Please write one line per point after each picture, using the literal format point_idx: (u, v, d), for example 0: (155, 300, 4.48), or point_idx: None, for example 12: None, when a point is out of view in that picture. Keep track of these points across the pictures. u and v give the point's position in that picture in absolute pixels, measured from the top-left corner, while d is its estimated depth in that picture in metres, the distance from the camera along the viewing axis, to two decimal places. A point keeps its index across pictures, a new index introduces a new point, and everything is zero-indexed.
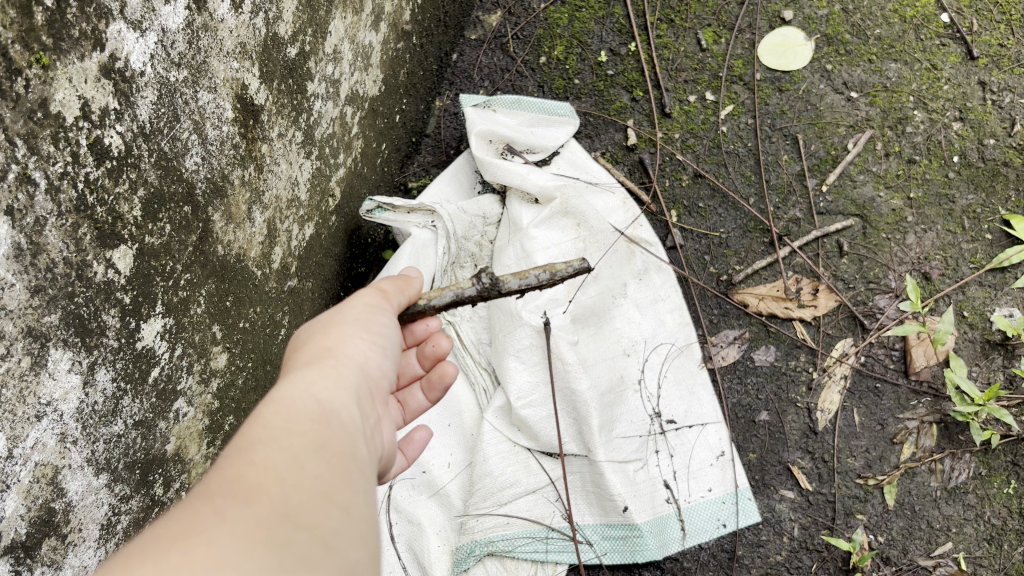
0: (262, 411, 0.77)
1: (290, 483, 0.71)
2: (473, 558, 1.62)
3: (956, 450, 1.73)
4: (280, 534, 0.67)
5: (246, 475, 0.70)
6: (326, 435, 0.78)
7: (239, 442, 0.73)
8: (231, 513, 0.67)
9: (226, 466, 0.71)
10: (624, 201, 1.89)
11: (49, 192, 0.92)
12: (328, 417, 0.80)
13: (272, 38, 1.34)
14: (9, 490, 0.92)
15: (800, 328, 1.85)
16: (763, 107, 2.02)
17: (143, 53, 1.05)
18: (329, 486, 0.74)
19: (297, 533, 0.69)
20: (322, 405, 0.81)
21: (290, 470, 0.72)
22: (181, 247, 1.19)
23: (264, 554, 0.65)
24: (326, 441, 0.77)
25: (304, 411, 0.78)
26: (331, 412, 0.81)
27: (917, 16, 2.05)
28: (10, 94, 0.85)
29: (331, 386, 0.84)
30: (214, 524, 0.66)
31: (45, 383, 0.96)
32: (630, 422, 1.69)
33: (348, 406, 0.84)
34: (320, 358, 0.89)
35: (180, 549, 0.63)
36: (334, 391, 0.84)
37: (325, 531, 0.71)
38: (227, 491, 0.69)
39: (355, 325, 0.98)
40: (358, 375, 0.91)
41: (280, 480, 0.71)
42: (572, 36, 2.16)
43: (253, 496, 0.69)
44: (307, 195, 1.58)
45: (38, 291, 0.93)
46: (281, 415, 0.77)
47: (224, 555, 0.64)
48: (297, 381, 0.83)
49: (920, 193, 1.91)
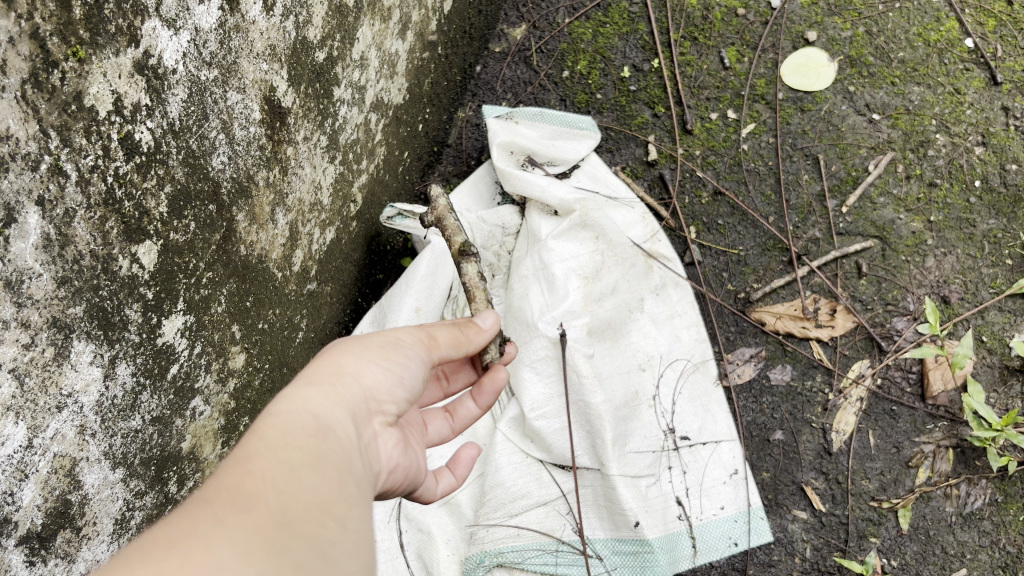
0: (260, 424, 0.78)
1: (283, 493, 0.73)
2: (482, 569, 1.61)
3: (972, 475, 1.72)
4: (273, 540, 0.69)
5: (242, 485, 0.72)
6: (322, 446, 0.79)
7: (237, 452, 0.75)
8: (227, 519, 0.69)
9: (224, 474, 0.73)
10: (643, 215, 1.87)
11: (79, 184, 0.94)
12: (323, 431, 0.81)
13: (302, 42, 1.35)
14: (27, 480, 0.93)
15: (817, 348, 1.84)
16: (785, 127, 2.02)
17: (176, 51, 1.06)
18: (321, 496, 0.75)
19: (291, 539, 0.71)
20: (317, 418, 0.81)
21: (286, 480, 0.74)
22: (205, 245, 1.20)
23: (263, 558, 0.68)
24: (322, 453, 0.79)
25: (301, 427, 0.79)
26: (327, 429, 0.81)
27: (941, 40, 2.06)
28: (46, 85, 0.87)
29: (326, 404, 0.84)
30: (211, 530, 0.68)
31: (67, 374, 0.97)
32: (643, 437, 1.69)
33: (345, 420, 0.85)
34: (327, 376, 0.88)
35: (180, 550, 0.65)
36: (329, 406, 0.84)
37: (318, 539, 0.73)
38: (225, 497, 0.70)
39: (376, 345, 0.95)
40: (360, 395, 0.89)
41: (274, 489, 0.72)
42: (596, 51, 2.17)
43: (248, 505, 0.70)
44: (329, 200, 1.59)
45: (64, 282, 0.94)
46: (277, 428, 0.78)
47: (221, 559, 0.66)
48: (295, 397, 0.83)
49: (940, 216, 1.91)
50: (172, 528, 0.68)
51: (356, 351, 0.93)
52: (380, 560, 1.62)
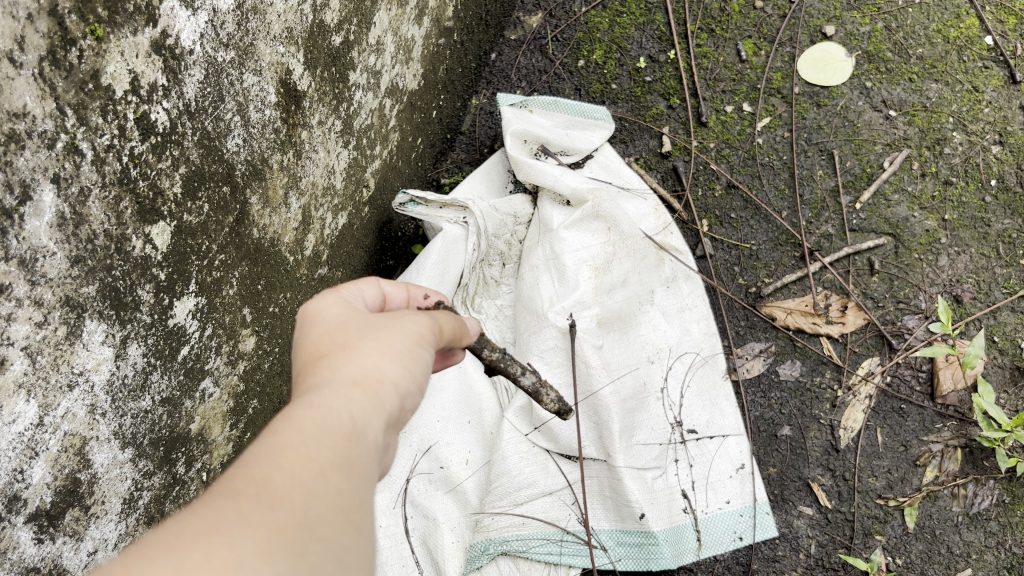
0: (294, 416, 0.71)
1: (313, 496, 0.66)
2: (487, 557, 1.61)
3: (981, 476, 1.70)
4: (298, 543, 0.63)
5: (273, 478, 0.65)
6: (356, 453, 0.72)
7: (270, 442, 0.68)
8: (253, 514, 0.62)
9: (254, 462, 0.66)
10: (655, 207, 1.87)
11: (95, 163, 0.94)
12: (359, 436, 0.73)
13: (318, 25, 1.35)
14: (37, 457, 0.93)
15: (827, 344, 1.83)
16: (800, 121, 2.01)
17: (193, 32, 1.06)
18: (350, 504, 0.68)
19: (314, 543, 0.64)
20: (355, 421, 0.74)
21: (318, 483, 0.67)
22: (218, 228, 1.20)
23: (282, 560, 0.61)
24: (356, 459, 0.71)
25: (336, 428, 0.72)
26: (362, 434, 0.74)
27: (960, 37, 2.04)
28: (64, 64, 0.87)
29: (365, 406, 0.77)
30: (237, 524, 0.61)
31: (78, 353, 0.97)
32: (651, 430, 1.67)
33: (379, 426, 0.77)
34: (364, 374, 0.80)
35: (202, 544, 0.59)
36: (368, 409, 0.77)
37: (339, 550, 0.66)
38: (252, 491, 0.63)
39: (406, 349, 0.87)
40: (395, 400, 0.82)
41: (306, 490, 0.66)
42: (612, 41, 2.16)
43: (278, 502, 0.64)
44: (342, 185, 1.58)
45: (77, 262, 0.94)
46: (313, 424, 0.71)
47: (242, 558, 0.59)
48: (333, 394, 0.76)
49: (954, 215, 1.89)
50: (193, 515, 0.61)
51: (389, 347, 0.86)
52: (384, 547, 1.62)
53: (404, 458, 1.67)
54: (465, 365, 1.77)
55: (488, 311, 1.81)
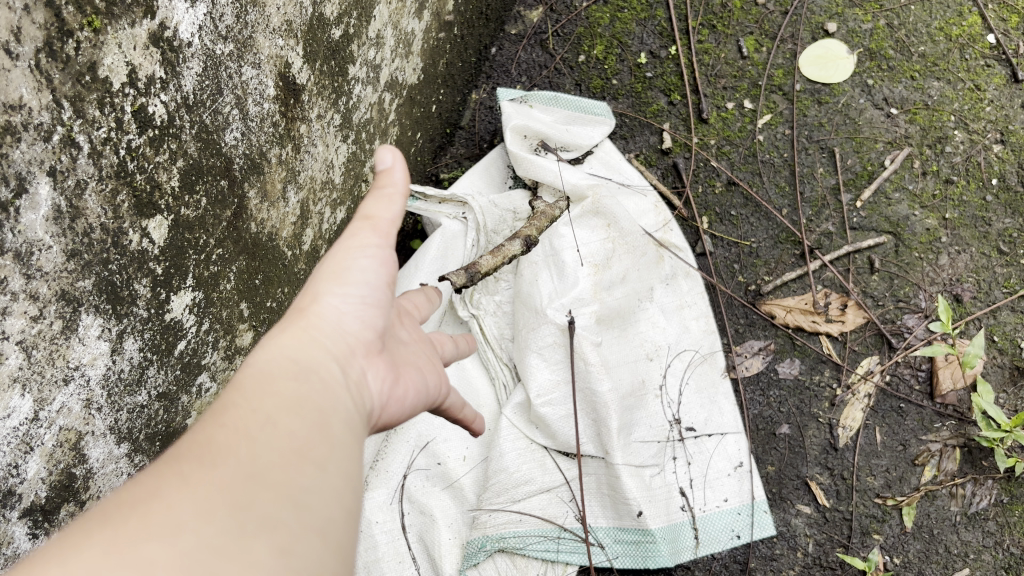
0: (234, 380, 0.77)
1: (255, 448, 0.71)
2: (484, 553, 1.59)
3: (979, 476, 1.70)
4: (240, 495, 0.68)
5: (213, 439, 0.71)
6: (300, 399, 0.76)
7: (208, 413, 0.75)
8: (189, 476, 0.68)
9: (198, 432, 0.73)
10: (655, 204, 1.87)
11: (91, 157, 0.93)
12: (301, 379, 0.78)
13: (318, 18, 1.34)
14: (32, 452, 0.93)
15: (827, 343, 1.82)
16: (801, 119, 2.00)
17: (192, 24, 1.05)
18: (298, 445, 0.73)
19: (261, 497, 0.68)
20: (294, 367, 0.79)
21: (260, 433, 0.72)
22: (216, 222, 1.19)
23: (227, 512, 0.66)
24: (300, 404, 0.76)
25: (276, 383, 0.77)
26: (304, 377, 0.78)
27: (962, 35, 2.04)
28: (60, 55, 0.86)
29: (303, 348, 0.81)
30: (174, 491, 0.67)
31: (74, 348, 0.96)
32: (649, 427, 1.67)
33: (326, 359, 0.81)
34: (300, 320, 0.84)
35: (142, 510, 0.65)
36: (308, 350, 0.81)
37: (295, 488, 0.71)
38: (193, 458, 0.70)
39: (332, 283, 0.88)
40: (337, 334, 0.84)
41: (247, 445, 0.71)
42: (613, 36, 2.15)
43: (217, 460, 0.70)
44: (341, 179, 1.57)
45: (73, 255, 0.93)
46: (248, 385, 0.76)
47: (181, 518, 0.65)
48: (270, 348, 0.80)
49: (955, 214, 1.89)
50: (138, 486, 0.68)
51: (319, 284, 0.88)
52: (380, 543, 1.61)
53: (401, 453, 1.67)
54: (463, 361, 1.77)
55: (485, 307, 1.79)
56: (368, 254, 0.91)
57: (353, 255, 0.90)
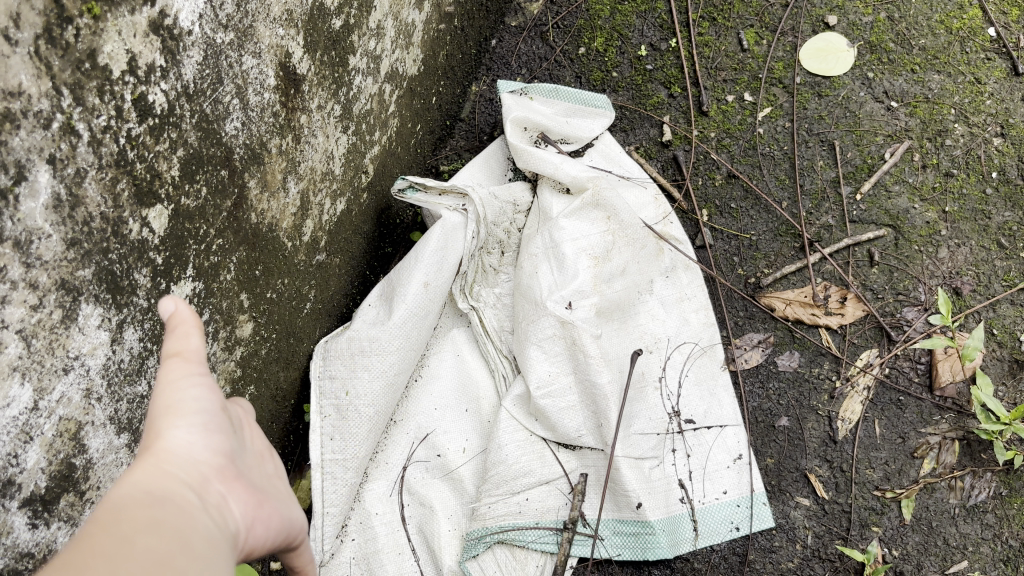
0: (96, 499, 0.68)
1: (124, 558, 0.62)
2: (483, 545, 1.60)
3: (978, 468, 1.69)
4: None
5: (78, 557, 0.62)
6: (165, 508, 0.68)
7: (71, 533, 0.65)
8: None
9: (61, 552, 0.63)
10: (655, 197, 1.88)
11: (91, 145, 0.93)
12: (164, 489, 0.70)
13: (319, 8, 1.33)
14: (31, 442, 0.93)
15: (826, 335, 1.82)
16: (801, 112, 2.00)
17: (192, 13, 1.04)
18: (172, 556, 0.65)
19: None
20: (157, 479, 0.70)
21: (129, 546, 0.63)
22: (216, 212, 1.19)
23: None
24: (165, 514, 0.68)
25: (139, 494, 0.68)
26: (168, 488, 0.70)
27: (963, 28, 2.03)
28: (60, 42, 0.86)
29: (169, 458, 0.73)
30: None
31: (74, 337, 0.97)
32: (648, 419, 1.68)
33: (190, 466, 0.73)
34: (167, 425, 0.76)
35: None
36: (170, 459, 0.73)
37: None
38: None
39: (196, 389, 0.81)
40: (203, 443, 0.76)
41: (116, 557, 0.62)
42: (613, 29, 2.14)
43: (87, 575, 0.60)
44: (341, 170, 1.57)
45: (74, 244, 0.93)
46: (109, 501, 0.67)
47: None
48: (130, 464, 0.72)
49: (955, 207, 1.88)
50: None
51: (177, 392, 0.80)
52: (380, 534, 1.62)
53: (401, 445, 1.69)
54: (463, 354, 1.79)
55: (486, 300, 1.80)
56: (195, 383, 0.79)
57: (179, 387, 0.78)
